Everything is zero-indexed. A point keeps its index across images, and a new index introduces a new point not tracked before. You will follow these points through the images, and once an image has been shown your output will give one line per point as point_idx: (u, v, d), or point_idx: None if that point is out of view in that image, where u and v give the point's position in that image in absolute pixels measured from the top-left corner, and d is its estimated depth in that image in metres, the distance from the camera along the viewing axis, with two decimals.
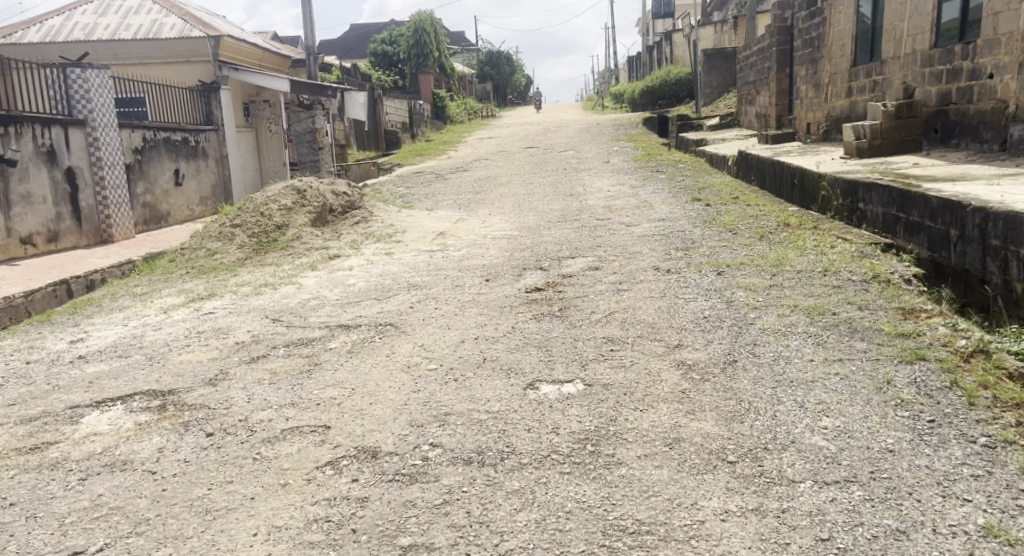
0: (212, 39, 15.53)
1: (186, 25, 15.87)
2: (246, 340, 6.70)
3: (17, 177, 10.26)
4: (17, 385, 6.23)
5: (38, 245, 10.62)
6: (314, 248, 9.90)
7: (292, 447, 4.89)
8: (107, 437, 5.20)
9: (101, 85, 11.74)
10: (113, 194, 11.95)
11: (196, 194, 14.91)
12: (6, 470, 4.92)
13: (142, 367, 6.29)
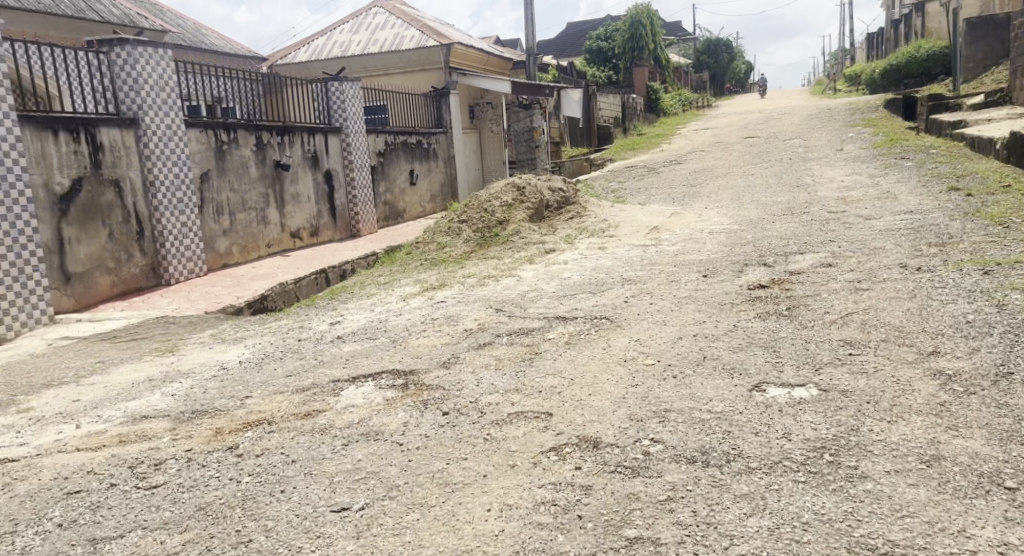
0: (444, 47, 16.81)
1: (423, 36, 17.30)
2: (473, 328, 6.65)
3: (289, 179, 11.55)
4: (293, 358, 6.35)
5: (304, 238, 11.96)
6: (531, 243, 10.20)
7: (518, 430, 4.69)
8: (362, 410, 5.20)
9: (355, 95, 13.09)
10: (361, 194, 13.39)
11: (428, 192, 16.28)
12: (285, 433, 4.97)
13: (385, 349, 6.33)
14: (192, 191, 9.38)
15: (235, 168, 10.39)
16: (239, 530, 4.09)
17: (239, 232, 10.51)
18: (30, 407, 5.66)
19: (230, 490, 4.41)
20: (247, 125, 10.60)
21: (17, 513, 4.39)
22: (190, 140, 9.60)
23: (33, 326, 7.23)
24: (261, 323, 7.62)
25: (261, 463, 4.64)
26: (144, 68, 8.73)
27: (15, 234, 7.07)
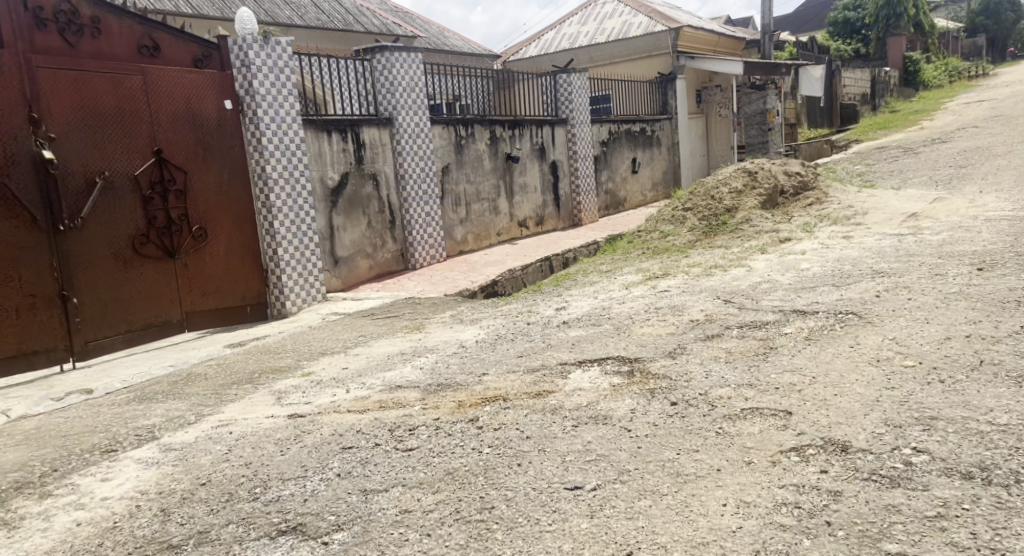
0: (673, 31, 16.72)
1: (651, 22, 17.39)
2: (700, 320, 6.20)
3: (518, 171, 12.15)
4: (523, 340, 6.08)
5: (530, 227, 12.56)
6: (763, 230, 9.98)
7: (754, 426, 4.27)
8: (590, 393, 4.87)
9: (581, 86, 13.41)
10: (584, 183, 13.69)
11: (649, 180, 16.38)
12: (521, 409, 4.74)
13: (609, 335, 6.02)
14: (435, 183, 10.17)
15: (470, 161, 11.12)
16: (482, 497, 3.89)
17: (473, 221, 11.23)
18: (311, 371, 5.95)
19: (473, 459, 4.21)
20: (483, 120, 11.29)
21: (305, 461, 4.37)
22: (435, 136, 10.42)
23: (309, 303, 8.25)
24: (496, 307, 7.52)
25: (499, 436, 4.43)
26: (401, 72, 9.63)
27: (299, 221, 8.16)
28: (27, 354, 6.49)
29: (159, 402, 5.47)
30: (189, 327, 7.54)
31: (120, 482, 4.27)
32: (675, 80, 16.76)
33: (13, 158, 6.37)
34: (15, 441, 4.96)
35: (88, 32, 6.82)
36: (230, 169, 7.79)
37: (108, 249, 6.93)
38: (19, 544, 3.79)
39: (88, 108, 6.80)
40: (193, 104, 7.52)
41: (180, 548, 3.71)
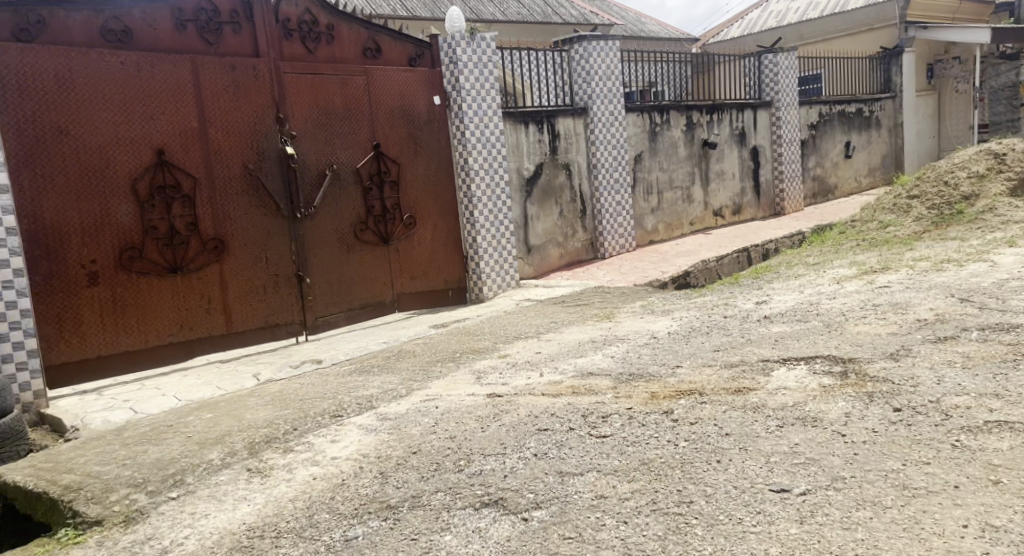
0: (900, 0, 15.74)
1: None
2: (929, 319, 5.63)
3: (716, 158, 11.90)
4: (720, 333, 5.85)
5: (726, 216, 12.19)
6: (1008, 221, 8.77)
7: (1002, 443, 3.80)
8: (797, 393, 4.56)
9: (790, 66, 12.85)
10: (789, 168, 13.03)
11: (865, 165, 15.48)
12: (719, 404, 4.50)
13: (820, 333, 5.61)
14: (627, 171, 10.22)
15: (665, 149, 11.04)
16: (679, 490, 3.68)
17: (666, 210, 11.12)
18: (507, 353, 6.15)
19: (669, 452, 4.02)
20: (678, 106, 11.20)
21: (504, 438, 4.41)
22: (628, 124, 10.52)
23: (503, 288, 8.63)
24: (688, 299, 7.36)
25: (696, 430, 4.20)
26: (598, 61, 9.77)
27: (496, 210, 8.55)
28: (272, 327, 7.17)
29: (375, 376, 5.94)
30: (399, 308, 8.07)
31: (346, 444, 4.70)
32: (900, 54, 15.79)
33: (263, 153, 7.03)
34: (263, 401, 5.62)
35: (324, 39, 7.46)
36: (437, 161, 8.25)
37: (335, 236, 7.56)
38: (271, 489, 4.28)
39: (323, 106, 7.42)
40: (407, 101, 8.01)
41: (397, 508, 3.91)
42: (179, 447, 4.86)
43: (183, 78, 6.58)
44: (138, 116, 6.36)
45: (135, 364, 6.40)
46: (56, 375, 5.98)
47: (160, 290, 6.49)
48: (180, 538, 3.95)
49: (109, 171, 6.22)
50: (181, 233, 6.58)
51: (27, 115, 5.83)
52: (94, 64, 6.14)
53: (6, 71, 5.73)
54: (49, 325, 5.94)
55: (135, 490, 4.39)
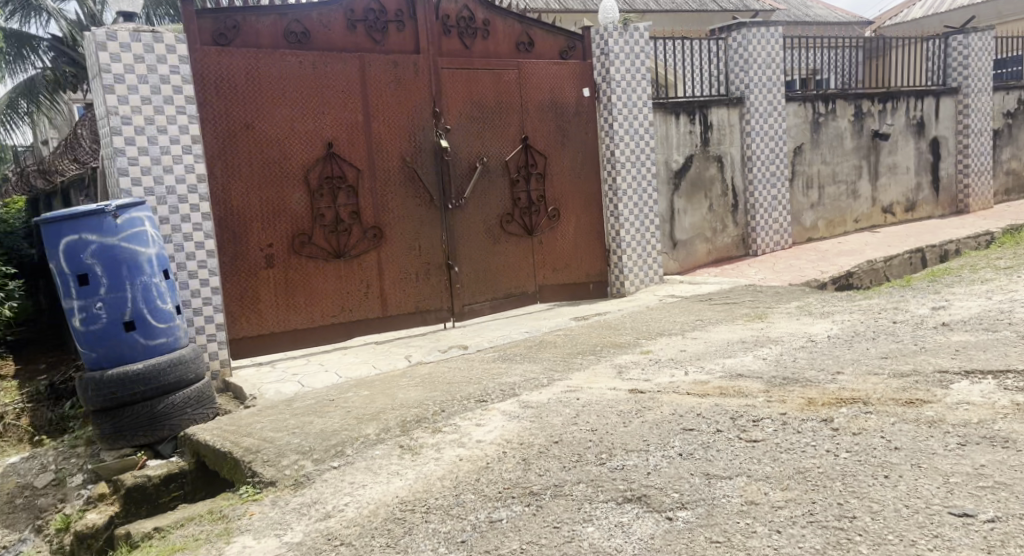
0: None
1: None
2: None
3: (887, 150, 11.26)
4: (888, 339, 5.52)
5: (897, 213, 11.51)
6: None
7: None
8: (982, 409, 4.21)
9: (982, 48, 11.99)
10: (976, 161, 12.16)
11: None
12: (886, 415, 4.24)
13: (1014, 344, 5.07)
14: (785, 164, 9.84)
15: (829, 140, 10.54)
16: (840, 503, 3.52)
17: (826, 206, 10.61)
18: (650, 349, 6.06)
19: (828, 462, 3.83)
20: (846, 95, 10.68)
21: (647, 436, 4.34)
22: (789, 114, 10.11)
23: (645, 283, 8.50)
24: (851, 301, 6.89)
25: (862, 441, 3.98)
26: (756, 50, 9.53)
27: (642, 204, 8.38)
28: (422, 312, 7.39)
29: (518, 364, 6.01)
30: (541, 299, 8.10)
31: (490, 428, 4.79)
32: None
33: (419, 146, 7.26)
34: (413, 382, 5.79)
35: (480, 34, 7.59)
36: (584, 154, 8.22)
37: (483, 226, 7.67)
38: (421, 467, 4.44)
39: (476, 100, 7.56)
40: (557, 94, 8.02)
41: (539, 495, 3.94)
42: (340, 420, 5.12)
43: (352, 76, 6.91)
44: (312, 110, 6.74)
45: (303, 341, 6.82)
46: (243, 346, 6.53)
47: (325, 273, 6.87)
48: (341, 504, 4.19)
49: (286, 162, 6.65)
50: (344, 221, 6.93)
51: (221, 111, 6.35)
52: (278, 64, 6.58)
53: (204, 71, 6.24)
54: (235, 301, 6.48)
55: (302, 457, 4.68)
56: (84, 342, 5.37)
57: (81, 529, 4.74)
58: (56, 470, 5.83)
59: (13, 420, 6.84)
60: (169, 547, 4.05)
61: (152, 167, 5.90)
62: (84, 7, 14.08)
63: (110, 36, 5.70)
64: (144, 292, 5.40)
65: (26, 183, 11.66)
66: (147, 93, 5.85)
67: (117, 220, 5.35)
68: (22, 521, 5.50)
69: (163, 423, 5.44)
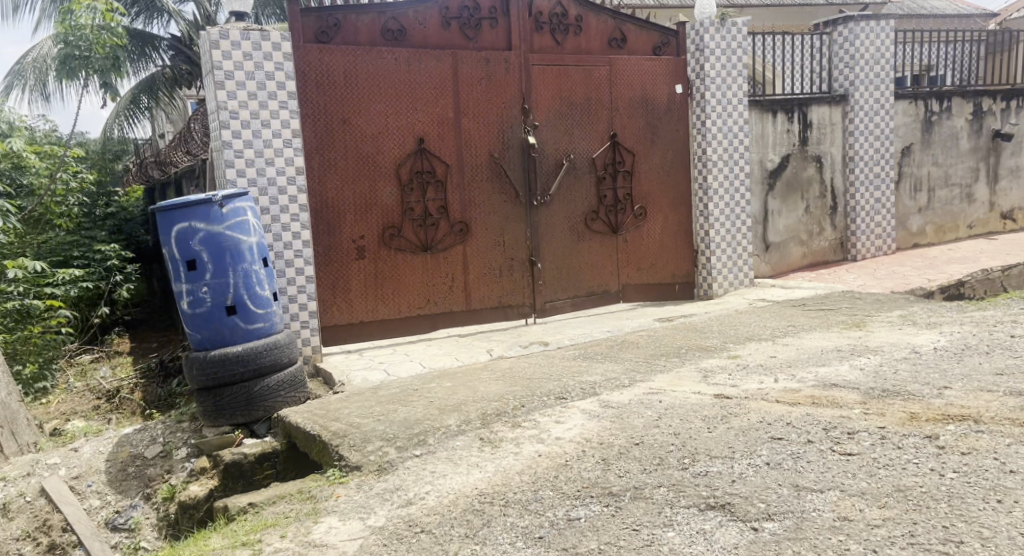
0: None
1: None
2: None
3: (1010, 152, 10.56)
4: (1004, 355, 5.21)
5: (1018, 219, 10.77)
6: None
7: None
8: None
9: None
10: None
11: None
12: (1000, 435, 3.99)
13: None
14: (891, 165, 9.43)
15: (942, 141, 10.00)
16: (946, 526, 3.33)
17: (937, 210, 10.07)
18: (737, 354, 5.89)
19: (933, 482, 3.64)
20: (964, 92, 10.06)
21: (733, 443, 4.20)
22: (897, 112, 9.67)
23: (734, 286, 8.27)
24: (962, 312, 6.53)
25: (972, 462, 3.76)
26: (865, 44, 9.23)
27: (733, 205, 8.18)
28: (505, 307, 7.36)
29: (599, 363, 5.92)
30: (623, 299, 7.98)
31: (570, 426, 4.72)
32: None
33: (508, 142, 7.24)
34: (494, 376, 5.77)
35: (572, 30, 7.51)
36: (673, 153, 8.06)
37: (567, 223, 7.60)
38: (500, 460, 4.41)
39: (566, 96, 7.50)
40: (648, 91, 7.88)
41: (619, 496, 3.86)
42: (423, 410, 5.13)
43: (445, 72, 6.94)
44: (405, 105, 6.80)
45: (391, 330, 6.89)
46: (332, 333, 6.63)
47: (412, 266, 6.92)
48: (422, 492, 4.19)
49: (378, 157, 6.73)
50: (433, 215, 6.96)
51: (319, 106, 6.46)
52: (375, 60, 6.65)
53: (305, 66, 6.37)
54: (326, 290, 6.59)
55: (386, 444, 4.70)
56: (190, 325, 5.53)
57: (184, 500, 4.99)
58: (164, 441, 5.92)
59: (128, 394, 7.30)
60: (259, 523, 4.13)
61: (255, 159, 6.07)
62: (200, 8, 14.23)
63: (222, 35, 5.90)
64: (245, 278, 5.54)
65: (144, 174, 12.27)
66: (253, 89, 6.04)
67: (223, 210, 5.50)
68: (134, 487, 5.62)
69: (258, 404, 5.55)
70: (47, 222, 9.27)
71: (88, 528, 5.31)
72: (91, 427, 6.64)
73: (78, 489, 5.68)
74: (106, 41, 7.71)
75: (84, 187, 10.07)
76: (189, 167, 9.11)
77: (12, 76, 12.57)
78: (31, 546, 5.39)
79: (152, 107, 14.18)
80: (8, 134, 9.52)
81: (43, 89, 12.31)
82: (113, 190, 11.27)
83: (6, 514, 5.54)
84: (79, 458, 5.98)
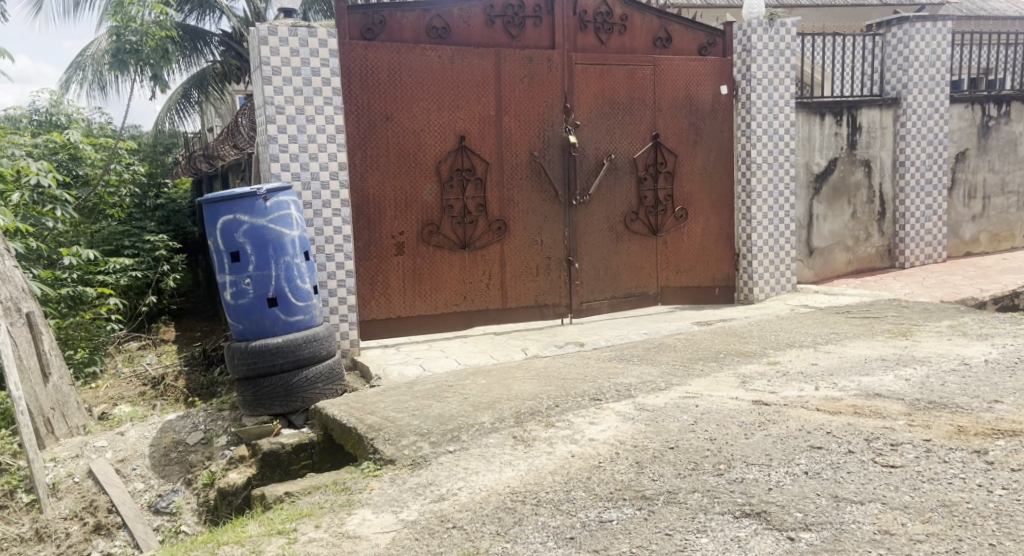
0: None
1: None
2: None
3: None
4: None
5: None
6: None
7: None
8: None
9: None
10: None
11: None
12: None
13: None
14: (944, 171, 9.21)
15: (999, 146, 9.75)
16: (992, 544, 3.23)
17: (991, 217, 9.82)
18: (777, 361, 5.78)
19: (980, 498, 3.53)
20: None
21: (770, 450, 4.13)
22: (952, 117, 9.44)
23: (776, 291, 8.15)
24: (1016, 324, 6.34)
25: (1022, 479, 3.64)
26: (920, 45, 9.03)
27: (776, 208, 8.05)
28: (541, 306, 7.33)
29: (635, 365, 5.86)
30: (662, 301, 7.89)
31: (604, 427, 4.68)
32: None
33: (549, 141, 7.20)
34: (530, 374, 5.74)
35: (616, 29, 7.45)
36: (716, 155, 7.96)
37: (606, 223, 7.54)
38: (533, 459, 4.38)
39: (608, 95, 7.44)
40: (692, 92, 7.79)
41: (652, 500, 3.80)
42: (458, 406, 5.12)
43: (488, 70, 6.93)
44: (447, 102, 6.80)
45: (429, 326, 6.90)
46: (370, 328, 6.66)
47: (451, 263, 6.92)
48: (455, 488, 4.18)
49: (420, 154, 6.74)
50: (471, 213, 6.95)
51: (362, 102, 6.48)
52: (418, 57, 6.66)
53: (350, 63, 6.40)
54: (366, 285, 6.61)
55: (420, 439, 4.70)
56: (232, 315, 5.59)
57: (223, 487, 5.05)
58: (205, 430, 6.00)
59: (172, 382, 7.39)
60: (295, 512, 4.15)
61: (299, 154, 6.11)
62: (250, 5, 14.43)
63: (271, 32, 5.95)
64: (287, 271, 5.57)
65: (193, 167, 12.46)
66: (299, 84, 6.08)
67: (266, 203, 5.53)
68: (175, 473, 5.69)
69: (296, 396, 5.58)
70: (99, 211, 9.44)
71: (131, 510, 5.35)
72: (136, 412, 6.76)
73: (123, 472, 5.75)
74: (158, 34, 7.82)
75: (136, 179, 10.26)
76: (237, 160, 9.22)
77: (71, 70, 12.86)
78: (78, 526, 5.43)
79: (203, 101, 14.31)
80: (66, 125, 9.71)
81: (100, 83, 12.54)
82: (163, 182, 11.46)
83: (54, 494, 5.61)
84: (124, 442, 6.07)
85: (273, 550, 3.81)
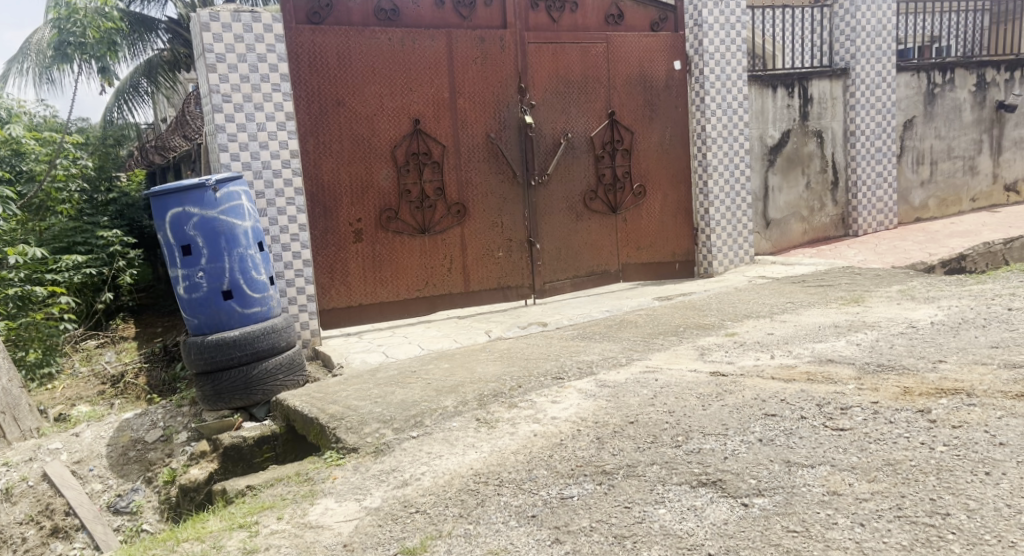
0: None
1: None
2: None
3: (1015, 123, 10.40)
4: (999, 328, 5.14)
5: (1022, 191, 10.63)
6: None
7: None
8: None
9: None
10: None
11: None
12: (992, 408, 3.94)
13: None
14: (893, 139, 9.33)
15: (945, 113, 9.88)
16: (934, 499, 3.30)
17: (940, 182, 9.97)
18: (735, 332, 5.84)
19: (922, 455, 3.61)
20: (967, 63, 9.94)
21: (726, 420, 4.17)
22: (899, 85, 9.55)
23: (735, 263, 8.22)
24: (962, 285, 6.47)
25: (962, 435, 3.73)
26: (867, 14, 9.11)
27: (732, 182, 8.11)
28: (504, 288, 7.35)
29: (596, 342, 5.89)
30: (624, 278, 7.94)
31: (566, 405, 4.70)
32: None
33: (505, 122, 7.19)
34: (493, 356, 5.76)
35: (568, 6, 7.41)
36: (672, 130, 7.98)
37: (565, 202, 7.56)
38: (495, 440, 4.40)
39: (563, 74, 7.43)
40: (646, 68, 7.80)
41: (612, 474, 3.83)
42: (420, 391, 5.13)
43: (440, 52, 6.89)
44: (401, 86, 6.76)
45: (392, 312, 6.90)
46: (331, 317, 6.63)
47: (411, 248, 6.91)
48: (417, 473, 4.18)
49: (374, 139, 6.70)
50: (430, 196, 6.93)
51: (313, 88, 6.43)
52: (368, 41, 6.60)
53: (299, 49, 6.33)
54: (325, 274, 6.58)
55: (383, 426, 4.69)
56: (187, 309, 5.54)
57: (184, 484, 5.02)
58: (164, 426, 5.89)
59: (132, 380, 7.30)
60: (256, 506, 4.14)
61: (249, 143, 6.05)
62: None
63: (213, 17, 5.84)
64: (241, 262, 5.52)
65: (149, 160, 12.27)
66: (245, 72, 6.00)
67: (216, 194, 5.47)
68: (135, 471, 5.61)
69: (256, 389, 5.54)
70: (48, 208, 9.36)
71: (89, 511, 5.32)
72: (95, 412, 6.66)
73: (80, 474, 5.67)
74: (102, 26, 7.65)
75: (84, 173, 10.07)
76: (187, 152, 9.18)
77: (13, 59, 12.54)
78: (35, 530, 5.39)
79: (153, 91, 14.15)
80: (8, 120, 9.39)
81: (44, 76, 12.25)
82: (116, 175, 11.23)
83: (9, 498, 5.55)
84: (80, 443, 5.96)
85: (234, 544, 3.79)
